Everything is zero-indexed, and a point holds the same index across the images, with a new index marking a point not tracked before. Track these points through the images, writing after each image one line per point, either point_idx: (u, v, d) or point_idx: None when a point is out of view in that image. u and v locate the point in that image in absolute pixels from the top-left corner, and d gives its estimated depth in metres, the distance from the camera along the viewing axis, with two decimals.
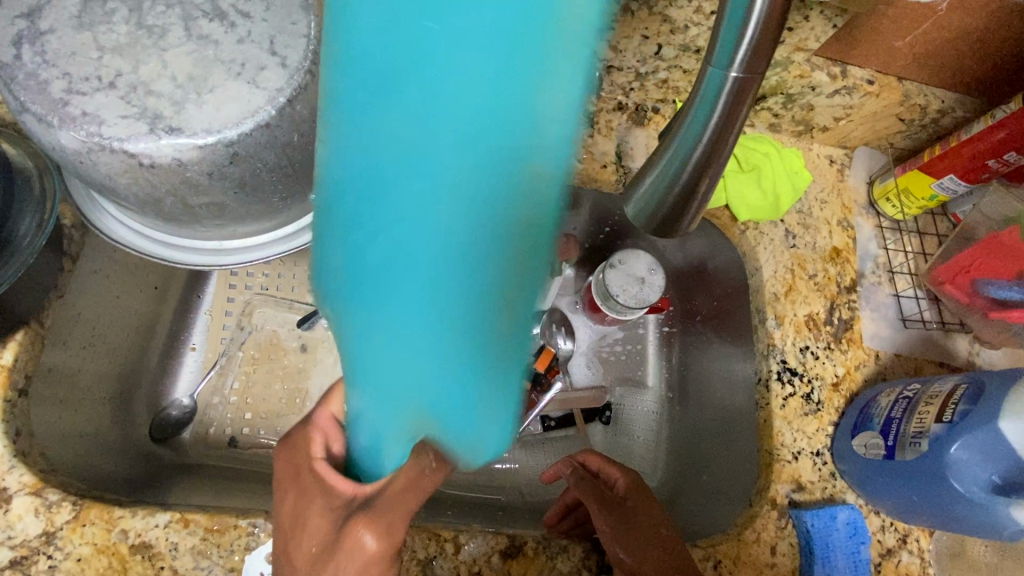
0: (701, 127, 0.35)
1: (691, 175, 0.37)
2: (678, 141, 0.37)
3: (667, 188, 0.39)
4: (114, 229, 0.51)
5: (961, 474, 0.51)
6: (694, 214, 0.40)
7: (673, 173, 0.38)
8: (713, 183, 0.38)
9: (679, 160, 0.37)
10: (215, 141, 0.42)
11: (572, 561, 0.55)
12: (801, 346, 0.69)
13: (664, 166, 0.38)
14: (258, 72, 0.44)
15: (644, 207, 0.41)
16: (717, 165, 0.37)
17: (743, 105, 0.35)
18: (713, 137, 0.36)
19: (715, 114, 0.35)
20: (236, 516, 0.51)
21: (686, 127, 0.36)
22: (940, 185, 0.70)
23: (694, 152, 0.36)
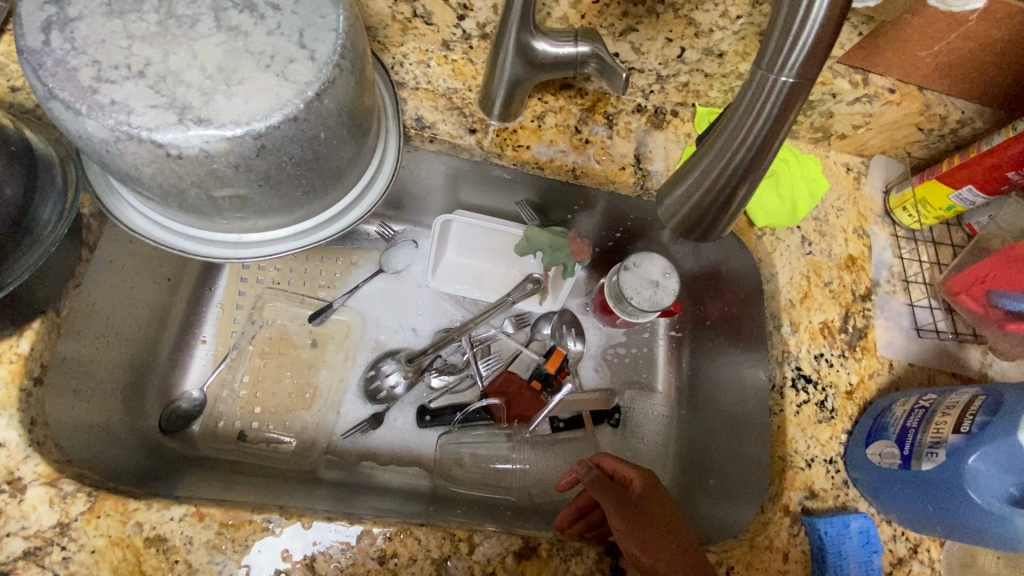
0: (748, 131, 0.35)
1: (733, 179, 0.37)
2: (722, 144, 0.36)
3: (704, 190, 0.38)
4: (134, 219, 0.51)
5: (978, 484, 0.51)
6: (729, 219, 0.40)
7: (712, 177, 0.38)
8: (752, 188, 0.38)
9: (722, 163, 0.37)
10: (243, 134, 0.42)
11: (585, 564, 0.55)
12: (815, 353, 0.69)
13: (704, 170, 0.38)
14: (287, 65, 0.43)
15: (677, 210, 0.40)
16: (757, 171, 0.37)
17: (792, 111, 0.34)
18: (758, 141, 0.35)
19: (762, 118, 0.35)
20: (251, 511, 0.51)
21: (731, 132, 0.36)
22: (958, 196, 0.70)
23: (736, 157, 0.36)
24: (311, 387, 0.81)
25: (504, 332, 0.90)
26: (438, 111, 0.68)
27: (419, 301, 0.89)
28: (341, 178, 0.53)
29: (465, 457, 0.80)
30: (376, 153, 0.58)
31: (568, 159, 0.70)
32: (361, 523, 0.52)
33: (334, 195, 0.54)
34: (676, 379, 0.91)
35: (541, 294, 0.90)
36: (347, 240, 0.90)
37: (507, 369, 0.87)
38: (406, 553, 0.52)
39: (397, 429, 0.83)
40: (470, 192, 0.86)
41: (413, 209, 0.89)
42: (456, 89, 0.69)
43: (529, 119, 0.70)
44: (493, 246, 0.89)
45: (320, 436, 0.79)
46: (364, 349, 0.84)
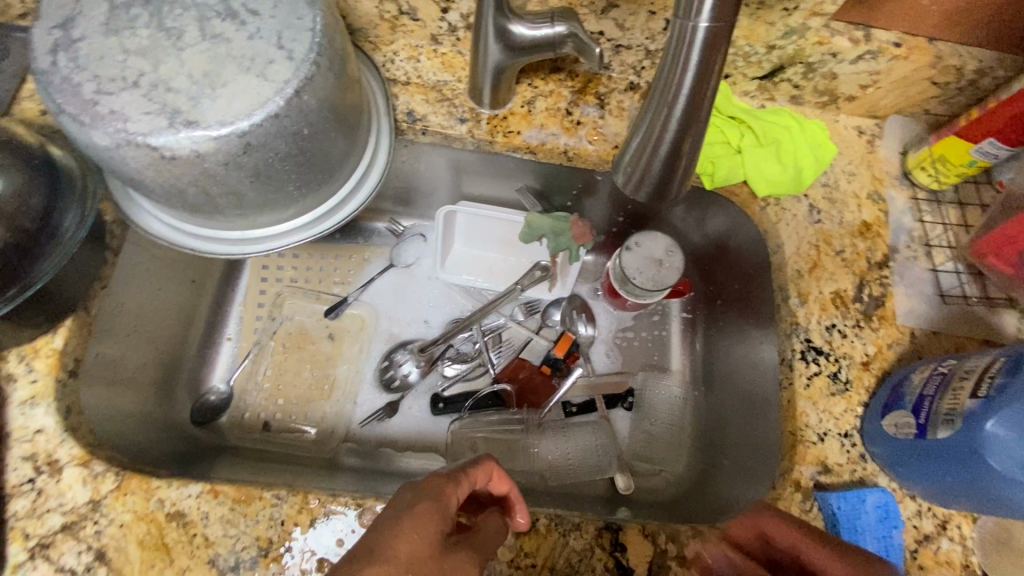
0: (677, 87, 0.35)
1: (673, 137, 0.37)
2: (657, 103, 0.36)
3: (650, 151, 0.38)
4: (151, 223, 0.57)
5: (998, 452, 0.47)
6: (683, 176, 0.40)
7: (654, 135, 0.38)
8: (696, 142, 0.37)
9: (659, 121, 0.37)
10: (228, 133, 0.45)
11: (585, 539, 0.55)
12: (827, 324, 0.66)
13: (646, 130, 0.38)
14: (266, 66, 0.46)
15: (631, 177, 0.40)
16: (697, 125, 0.37)
17: (716, 57, 0.34)
18: (688, 94, 0.35)
19: (689, 70, 0.34)
20: (261, 489, 0.54)
21: (662, 89, 0.36)
22: (979, 150, 0.65)
23: (671, 114, 0.36)
24: (331, 378, 0.85)
25: (514, 320, 0.91)
26: (428, 103, 0.70)
27: (431, 293, 0.91)
28: (332, 173, 0.56)
29: (480, 443, 0.82)
30: (369, 148, 0.60)
31: (559, 141, 0.70)
32: (363, 501, 0.54)
33: (328, 189, 0.57)
34: (691, 361, 0.90)
35: (550, 281, 0.90)
36: (359, 237, 0.93)
37: (518, 357, 0.89)
38: None
39: (413, 416, 0.85)
40: (473, 182, 0.87)
41: (420, 203, 0.92)
42: (446, 81, 0.71)
43: (519, 105, 0.71)
44: (499, 235, 0.90)
45: (340, 424, 0.83)
46: (380, 342, 0.87)
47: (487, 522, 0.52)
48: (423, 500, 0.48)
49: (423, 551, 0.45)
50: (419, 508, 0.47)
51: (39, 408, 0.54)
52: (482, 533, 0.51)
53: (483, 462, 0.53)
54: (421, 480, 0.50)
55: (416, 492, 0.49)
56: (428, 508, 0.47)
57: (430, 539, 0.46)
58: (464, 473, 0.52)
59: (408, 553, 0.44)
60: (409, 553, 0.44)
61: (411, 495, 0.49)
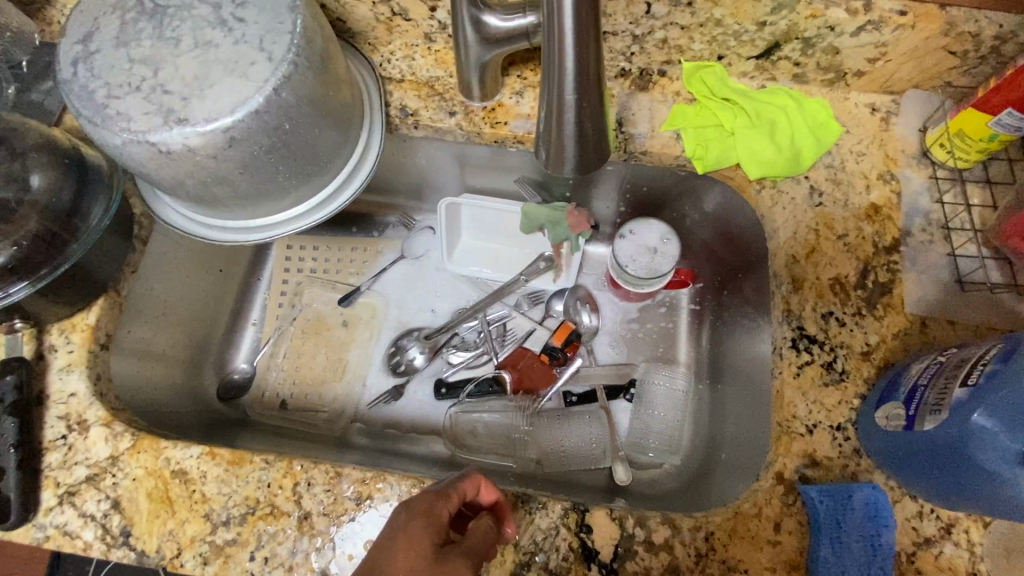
0: (561, 63, 0.37)
1: (572, 111, 0.40)
2: (549, 80, 0.39)
3: (557, 127, 0.41)
4: (168, 213, 0.63)
5: (983, 444, 0.43)
6: (597, 146, 0.43)
7: (554, 109, 0.40)
8: (593, 112, 0.40)
9: (554, 97, 0.40)
10: (213, 130, 0.50)
11: (550, 518, 0.56)
12: (823, 312, 0.62)
13: (546, 107, 0.41)
14: (249, 67, 0.51)
15: (550, 154, 0.44)
16: (590, 97, 0.39)
17: (588, 27, 0.36)
18: (574, 66, 0.37)
19: (567, 44, 0.36)
20: (252, 453, 0.59)
21: (549, 65, 0.38)
22: (998, 122, 0.60)
23: (566, 88, 0.38)
24: (343, 362, 0.90)
25: (518, 310, 0.92)
26: (421, 98, 0.73)
27: (438, 283, 0.94)
28: (321, 165, 0.60)
29: (479, 428, 0.85)
30: (361, 141, 0.64)
31: None
32: (342, 469, 0.58)
33: (320, 180, 0.61)
34: (699, 354, 0.88)
35: (555, 271, 0.91)
36: (374, 231, 0.98)
37: (520, 346, 0.89)
38: (379, 498, 0.57)
39: (417, 401, 0.88)
40: (476, 176, 0.89)
41: (430, 197, 0.96)
42: (438, 77, 0.74)
43: (508, 96, 0.73)
44: (502, 227, 0.92)
45: (349, 405, 0.88)
46: (390, 329, 0.92)
47: (478, 528, 0.52)
48: (414, 517, 0.49)
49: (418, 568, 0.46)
50: (408, 525, 0.49)
51: (74, 373, 0.62)
52: (472, 539, 0.51)
53: (469, 477, 0.54)
54: (412, 499, 0.52)
55: (407, 512, 0.50)
56: (420, 526, 0.49)
57: (424, 553, 0.47)
58: (452, 487, 0.52)
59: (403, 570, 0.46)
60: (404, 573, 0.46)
61: (403, 515, 0.50)
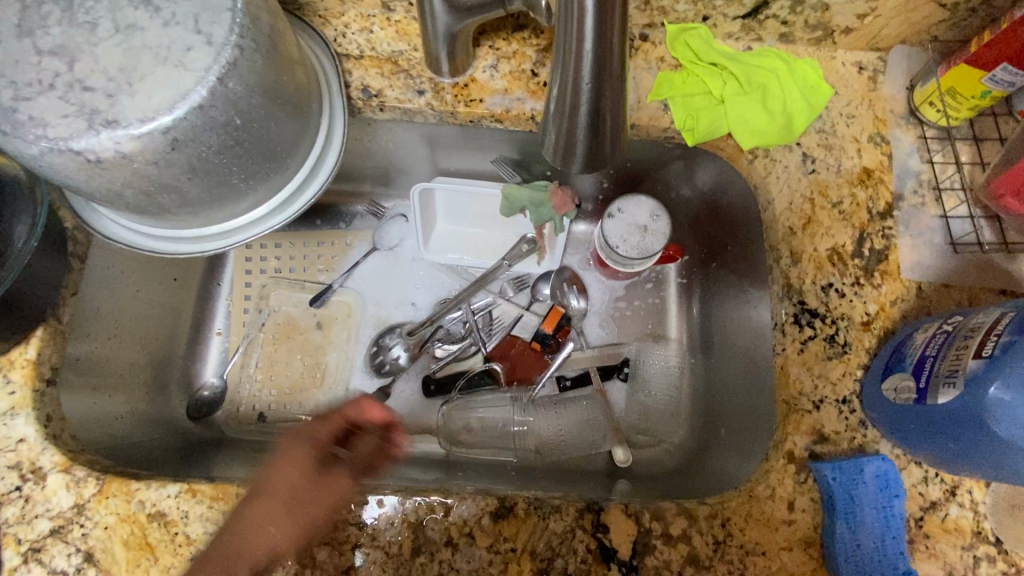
0: (578, 44, 0.33)
1: (588, 99, 0.36)
2: (563, 63, 0.35)
3: (570, 115, 0.37)
4: (108, 227, 0.55)
5: (1002, 417, 0.43)
6: (611, 137, 0.39)
7: (566, 96, 0.36)
8: (612, 101, 0.36)
9: (569, 82, 0.35)
10: (151, 130, 0.43)
11: (566, 521, 0.54)
12: (823, 284, 0.61)
13: (558, 93, 0.37)
14: (185, 54, 0.44)
15: (558, 145, 0.40)
16: (610, 83, 0.35)
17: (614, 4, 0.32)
18: (594, 47, 0.33)
19: (586, 22, 0.32)
20: (238, 485, 0.54)
21: (565, 48, 0.34)
22: (992, 78, 0.58)
23: (583, 72, 0.34)
24: (322, 367, 0.85)
25: (504, 297, 0.88)
26: (384, 77, 0.66)
27: (416, 275, 0.89)
28: (283, 161, 0.52)
29: (473, 422, 0.81)
30: (323, 129, 0.57)
31: (526, 106, 0.66)
32: (339, 493, 0.54)
33: (282, 178, 0.53)
34: (689, 326, 0.87)
35: (539, 254, 0.87)
36: (340, 222, 0.91)
37: (509, 334, 0.87)
38: (384, 519, 0.54)
39: (405, 399, 0.85)
40: (448, 157, 0.83)
41: (399, 182, 0.89)
42: (401, 51, 0.67)
43: (481, 70, 0.66)
44: (479, 211, 0.86)
45: (333, 411, 0.83)
46: (370, 327, 0.87)
47: (361, 446, 0.59)
48: (297, 442, 0.57)
49: (299, 478, 0.53)
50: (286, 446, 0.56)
51: (18, 418, 0.55)
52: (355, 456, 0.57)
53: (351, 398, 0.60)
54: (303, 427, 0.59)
55: (294, 436, 0.58)
56: (297, 449, 0.56)
57: (300, 469, 0.54)
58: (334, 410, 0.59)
59: (271, 486, 0.53)
60: (275, 483, 0.53)
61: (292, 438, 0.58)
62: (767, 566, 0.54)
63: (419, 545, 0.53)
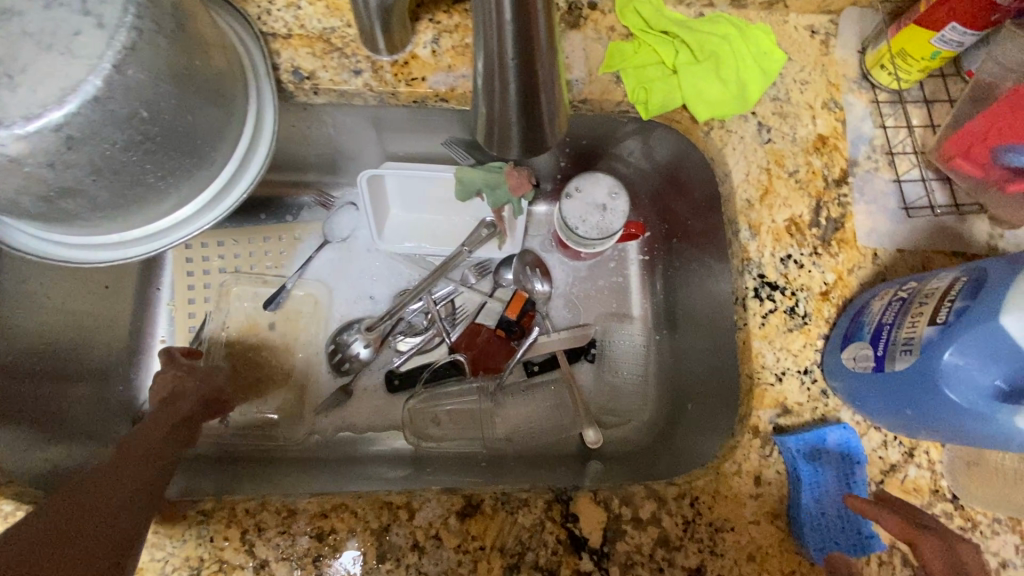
0: (498, 16, 0.30)
1: (516, 77, 0.33)
2: (484, 36, 0.32)
3: (500, 94, 0.34)
4: (12, 235, 0.47)
5: (954, 380, 0.43)
6: (549, 119, 0.36)
7: (495, 74, 0.33)
8: (543, 75, 0.33)
9: (495, 57, 0.32)
10: (39, 128, 0.36)
11: (534, 514, 0.53)
12: (781, 256, 0.60)
13: (486, 71, 0.34)
14: (73, 38, 0.37)
15: (493, 130, 0.37)
16: (540, 56, 0.32)
17: None
18: (514, 19, 0.30)
19: None
20: (184, 507, 0.51)
21: (484, 23, 0.31)
22: (940, 39, 0.58)
23: (507, 48, 0.32)
24: (280, 368, 0.81)
25: (466, 285, 0.85)
26: (317, 57, 0.61)
27: (372, 266, 0.85)
28: (206, 155, 0.45)
29: (441, 415, 0.79)
30: (251, 117, 0.50)
31: (471, 84, 0.62)
32: (295, 505, 0.51)
33: (207, 173, 0.46)
34: (653, 303, 0.86)
35: (500, 238, 0.84)
36: (287, 215, 0.86)
37: (473, 322, 0.84)
38: (344, 528, 0.51)
39: (369, 397, 0.82)
40: (396, 141, 0.79)
41: (347, 169, 0.84)
42: (333, 28, 0.62)
43: (421, 46, 0.62)
44: (434, 196, 0.82)
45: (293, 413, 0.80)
46: (327, 325, 0.83)
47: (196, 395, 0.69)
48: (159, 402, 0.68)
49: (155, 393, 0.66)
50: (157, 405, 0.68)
51: None
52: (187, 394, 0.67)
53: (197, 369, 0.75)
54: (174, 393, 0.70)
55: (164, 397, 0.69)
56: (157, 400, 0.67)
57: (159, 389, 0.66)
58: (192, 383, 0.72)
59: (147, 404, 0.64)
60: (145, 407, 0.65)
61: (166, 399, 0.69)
62: (738, 542, 0.54)
63: (382, 552, 0.51)
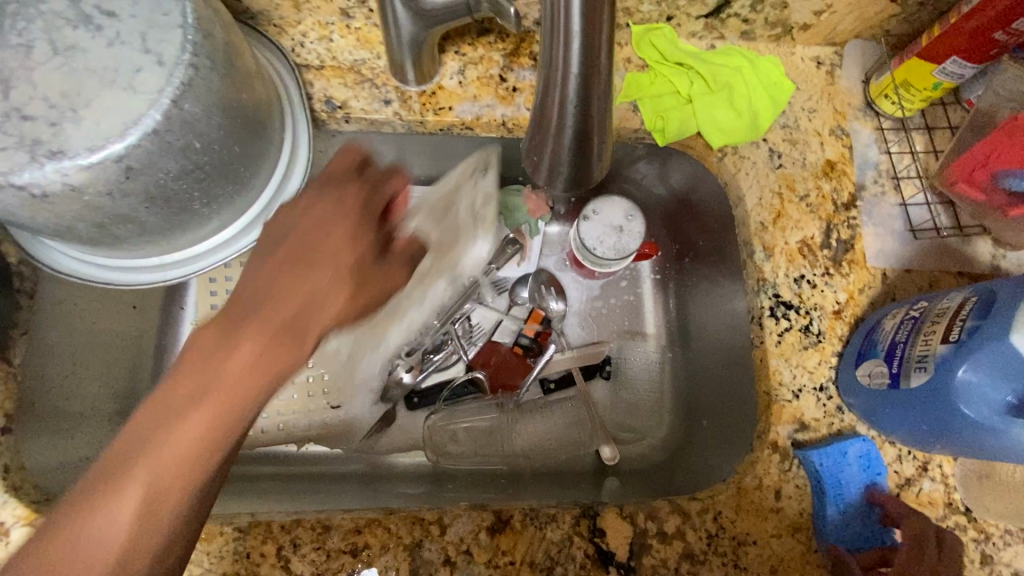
0: (565, 69, 0.33)
1: (575, 121, 0.36)
2: (548, 86, 0.35)
3: (557, 135, 0.37)
4: (57, 259, 0.52)
5: (968, 396, 0.46)
6: (599, 157, 0.40)
7: (555, 118, 0.36)
8: (600, 119, 0.37)
9: (558, 102, 0.35)
10: (102, 160, 0.39)
11: (562, 529, 0.54)
12: (795, 276, 0.63)
13: (544, 114, 0.37)
14: (134, 76, 0.40)
15: (546, 162, 0.41)
16: (590, 102, 0.35)
17: (602, 28, 0.32)
18: (581, 72, 0.33)
19: (573, 48, 0.32)
20: (221, 524, 0.52)
21: (551, 72, 0.34)
22: (942, 71, 0.61)
23: (569, 97, 0.34)
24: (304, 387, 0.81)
25: (483, 304, 0.85)
26: (348, 87, 0.64)
27: None
28: (245, 182, 0.49)
29: (460, 432, 0.81)
30: (287, 145, 0.54)
31: (496, 113, 0.65)
32: (330, 522, 0.52)
33: (245, 199, 0.51)
34: (666, 321, 0.87)
35: (519, 255, 0.86)
36: None
37: (491, 341, 0.84)
38: (378, 543, 0.52)
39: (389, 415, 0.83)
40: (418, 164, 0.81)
41: None
42: (363, 60, 0.64)
43: (447, 77, 0.65)
44: None
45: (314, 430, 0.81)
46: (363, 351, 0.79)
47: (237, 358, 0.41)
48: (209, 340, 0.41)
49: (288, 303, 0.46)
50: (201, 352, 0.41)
51: None
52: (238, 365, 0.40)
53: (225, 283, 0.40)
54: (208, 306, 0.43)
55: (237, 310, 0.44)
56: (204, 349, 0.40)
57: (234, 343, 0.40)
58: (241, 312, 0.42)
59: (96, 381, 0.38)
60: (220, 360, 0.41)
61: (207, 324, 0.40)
62: (761, 555, 0.55)
63: (415, 566, 0.52)
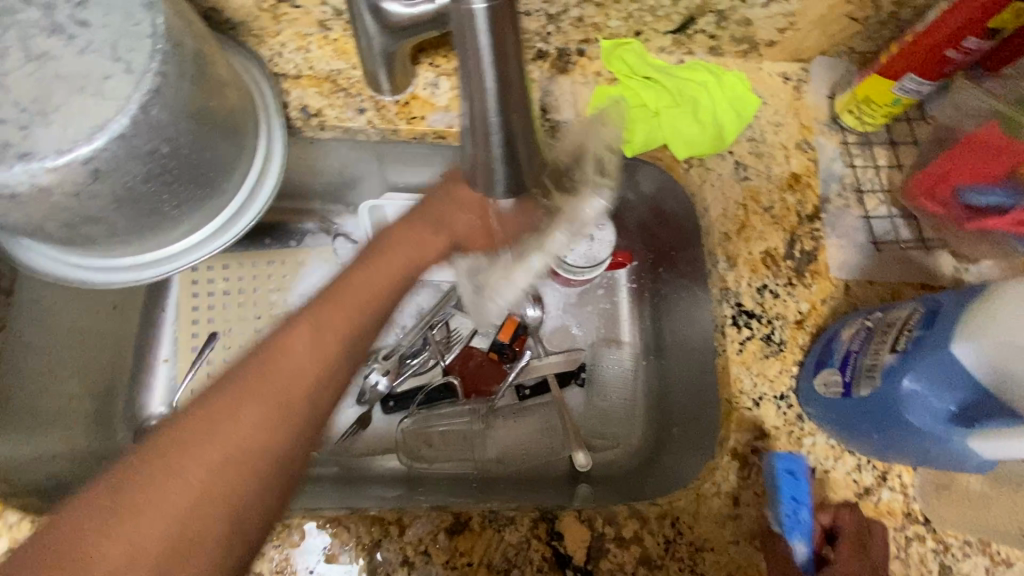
0: (479, 78, 0.35)
1: (498, 125, 0.37)
2: (468, 94, 0.36)
3: (484, 139, 0.38)
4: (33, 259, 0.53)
5: (914, 406, 0.47)
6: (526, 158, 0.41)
7: (479, 122, 0.37)
8: (520, 114, 0.37)
9: (478, 103, 0.36)
10: (68, 162, 0.41)
11: (520, 532, 0.55)
12: (758, 286, 0.64)
13: (467, 119, 0.39)
14: (103, 83, 0.42)
15: (478, 168, 0.42)
16: None
17: (506, 37, 0.33)
18: (495, 80, 0.35)
19: (483, 56, 0.33)
20: None
21: (466, 80, 0.35)
22: (901, 87, 0.63)
23: (488, 106, 0.36)
24: None
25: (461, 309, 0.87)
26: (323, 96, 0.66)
27: None
28: (214, 185, 0.52)
29: (436, 437, 0.82)
30: (259, 151, 0.57)
31: None
32: (291, 521, 0.53)
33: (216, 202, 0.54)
34: (642, 330, 0.88)
35: None
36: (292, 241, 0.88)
37: (468, 347, 0.86)
38: (337, 543, 0.53)
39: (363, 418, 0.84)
40: (397, 172, 0.83)
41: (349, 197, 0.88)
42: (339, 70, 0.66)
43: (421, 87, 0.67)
44: None
45: None
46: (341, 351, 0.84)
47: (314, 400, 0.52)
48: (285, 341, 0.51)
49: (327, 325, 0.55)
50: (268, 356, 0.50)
51: None
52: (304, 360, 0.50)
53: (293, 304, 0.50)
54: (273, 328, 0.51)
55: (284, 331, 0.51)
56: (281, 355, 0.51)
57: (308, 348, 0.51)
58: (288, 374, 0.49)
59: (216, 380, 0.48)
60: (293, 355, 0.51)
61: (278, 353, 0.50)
62: (717, 561, 0.56)
63: (373, 566, 0.53)
